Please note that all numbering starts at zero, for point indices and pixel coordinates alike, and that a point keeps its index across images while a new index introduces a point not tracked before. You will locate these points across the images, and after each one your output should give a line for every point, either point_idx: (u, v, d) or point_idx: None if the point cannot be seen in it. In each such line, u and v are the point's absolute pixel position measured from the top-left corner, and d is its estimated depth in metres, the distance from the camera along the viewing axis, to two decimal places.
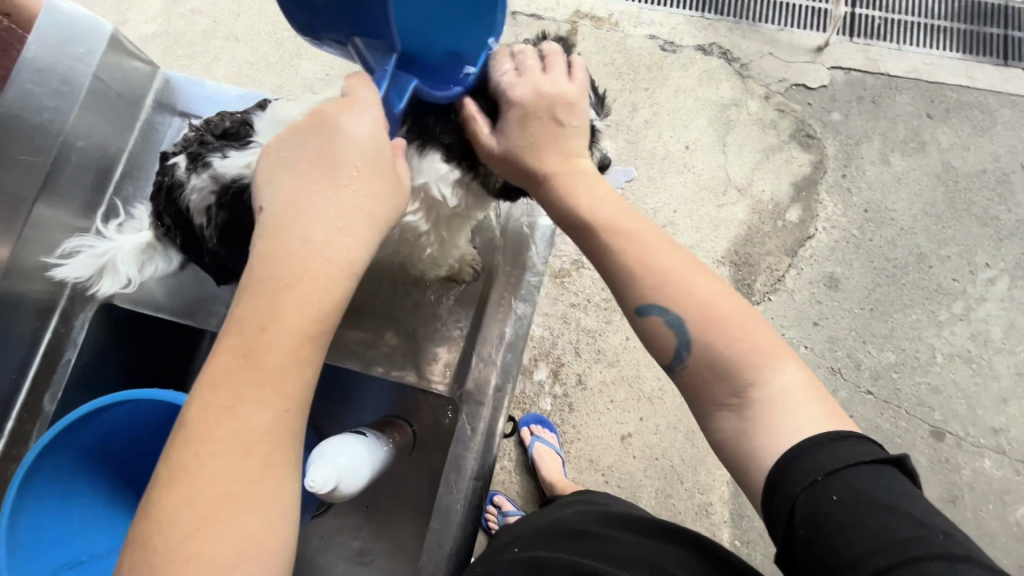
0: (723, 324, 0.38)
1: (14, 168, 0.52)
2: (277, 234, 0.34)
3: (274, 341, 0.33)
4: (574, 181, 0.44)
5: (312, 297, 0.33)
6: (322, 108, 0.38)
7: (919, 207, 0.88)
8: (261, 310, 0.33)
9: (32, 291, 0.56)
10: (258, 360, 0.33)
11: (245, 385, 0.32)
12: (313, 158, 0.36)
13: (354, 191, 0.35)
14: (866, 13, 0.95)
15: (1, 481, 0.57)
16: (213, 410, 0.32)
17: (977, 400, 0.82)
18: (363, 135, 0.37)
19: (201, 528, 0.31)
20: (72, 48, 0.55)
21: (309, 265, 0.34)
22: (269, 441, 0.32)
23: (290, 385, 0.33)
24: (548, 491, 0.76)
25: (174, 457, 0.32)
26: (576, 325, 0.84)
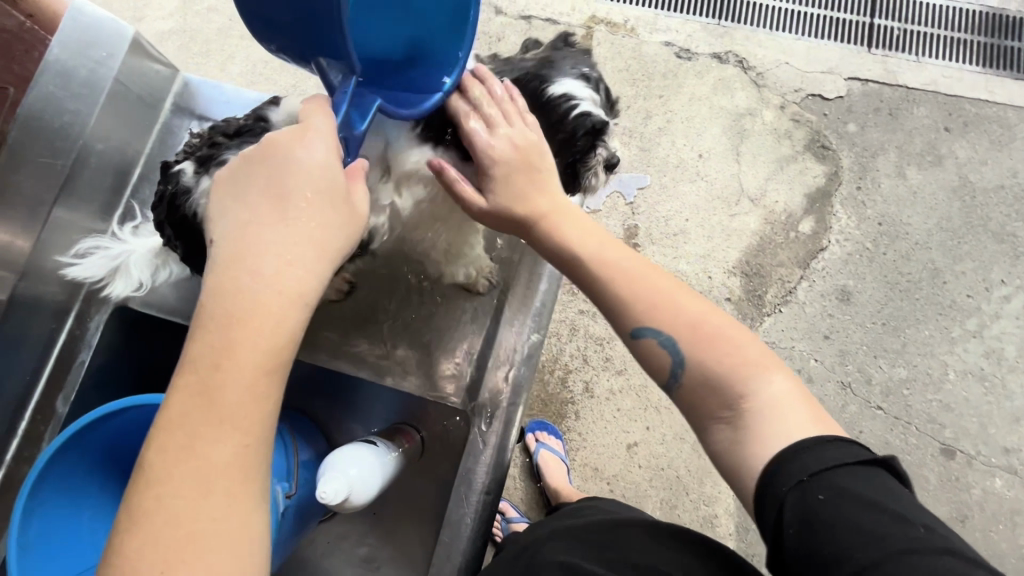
0: (716, 343, 0.38)
1: (33, 170, 0.53)
2: (227, 270, 0.33)
3: (228, 378, 0.32)
4: (562, 222, 0.44)
5: (265, 332, 0.33)
6: (272, 135, 0.36)
7: (934, 221, 0.87)
8: (213, 348, 0.32)
9: (49, 293, 0.57)
10: (213, 398, 0.32)
11: (201, 425, 0.32)
12: (264, 190, 0.35)
13: (307, 221, 0.34)
14: (884, 25, 0.94)
15: (13, 479, 0.57)
16: (171, 452, 0.31)
17: (989, 418, 0.81)
18: (315, 159, 0.35)
19: (166, 573, 0.30)
20: (94, 52, 0.55)
21: (260, 300, 0.33)
22: (231, 478, 0.32)
23: (248, 421, 0.32)
24: (553, 499, 0.76)
25: (137, 501, 0.31)
26: (584, 332, 0.84)
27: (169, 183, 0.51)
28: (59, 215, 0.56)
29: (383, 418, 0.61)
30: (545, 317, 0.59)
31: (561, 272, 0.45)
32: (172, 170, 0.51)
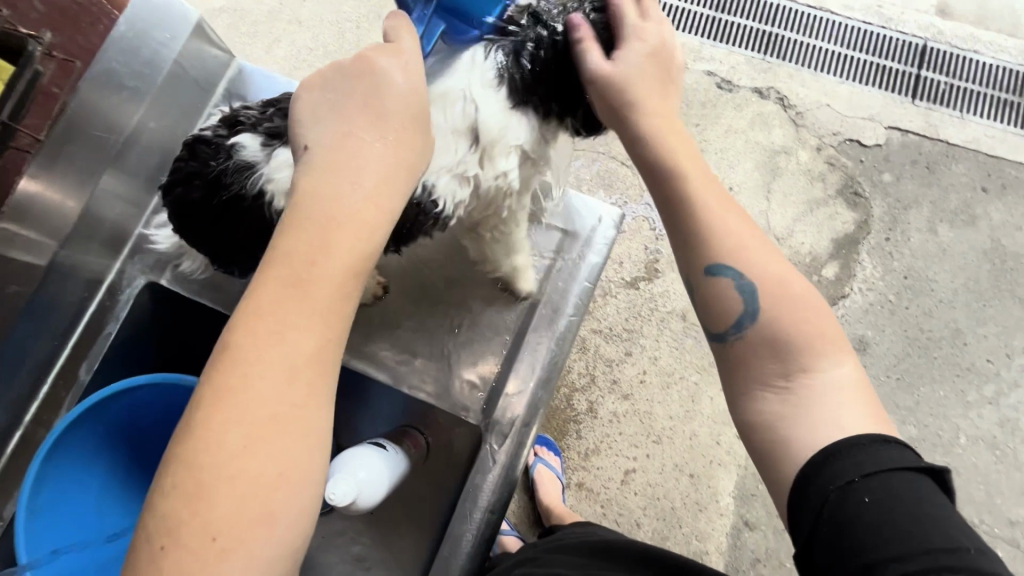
0: (795, 301, 0.38)
1: (88, 144, 0.54)
2: (326, 172, 0.34)
3: (324, 272, 0.33)
4: (670, 130, 0.44)
5: (360, 235, 0.34)
6: (365, 52, 0.38)
7: (961, 281, 0.86)
8: (310, 242, 0.33)
9: (86, 262, 0.58)
10: (308, 288, 0.32)
11: (293, 311, 0.32)
12: (362, 103, 0.36)
13: (406, 141, 0.36)
14: (931, 77, 0.93)
15: (27, 439, 0.58)
16: (256, 335, 0.31)
17: (996, 488, 0.79)
18: (408, 86, 0.37)
19: (247, 449, 0.30)
20: (159, 33, 0.56)
21: (359, 204, 0.34)
22: (315, 370, 0.32)
23: (336, 317, 0.33)
24: (545, 516, 0.76)
25: (215, 379, 0.31)
26: (595, 352, 0.83)
27: (219, 158, 0.48)
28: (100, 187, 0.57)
29: (393, 419, 0.61)
30: (567, 343, 0.61)
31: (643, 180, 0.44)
32: (227, 142, 0.48)
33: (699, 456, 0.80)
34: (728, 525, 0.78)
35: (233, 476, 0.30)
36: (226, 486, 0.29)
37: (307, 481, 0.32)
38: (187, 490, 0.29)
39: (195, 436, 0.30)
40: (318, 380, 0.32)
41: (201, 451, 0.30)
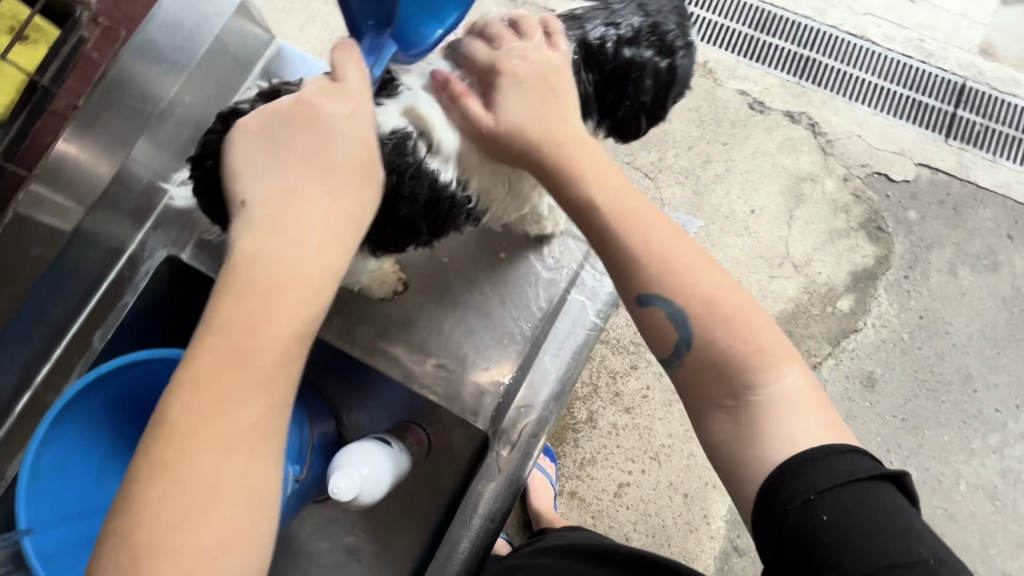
0: (732, 321, 0.37)
1: (125, 114, 0.54)
2: (266, 233, 0.35)
3: (261, 340, 0.33)
4: (574, 150, 0.41)
5: (302, 302, 0.34)
6: (303, 95, 0.38)
7: (977, 327, 0.85)
8: (245, 311, 0.33)
9: (107, 231, 0.58)
10: (245, 359, 0.33)
11: (230, 382, 0.32)
12: (305, 154, 0.36)
13: (353, 200, 0.36)
14: (967, 117, 0.92)
15: (36, 400, 0.59)
16: (193, 413, 0.32)
17: (992, 539, 0.78)
18: (365, 128, 0.38)
19: (185, 528, 0.31)
20: (203, 9, 0.57)
21: (299, 270, 0.34)
22: (257, 438, 0.33)
23: (277, 385, 0.33)
24: (536, 521, 0.75)
25: (153, 448, 0.31)
26: (600, 364, 0.83)
27: None
28: (134, 154, 0.58)
29: (395, 413, 0.61)
30: (582, 357, 0.61)
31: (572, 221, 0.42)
32: None
33: (695, 477, 0.79)
34: (717, 549, 0.78)
35: (172, 552, 0.30)
36: (167, 566, 0.30)
37: (253, 558, 0.32)
38: (118, 567, 0.30)
39: (137, 510, 0.31)
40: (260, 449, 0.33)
41: (140, 528, 0.30)
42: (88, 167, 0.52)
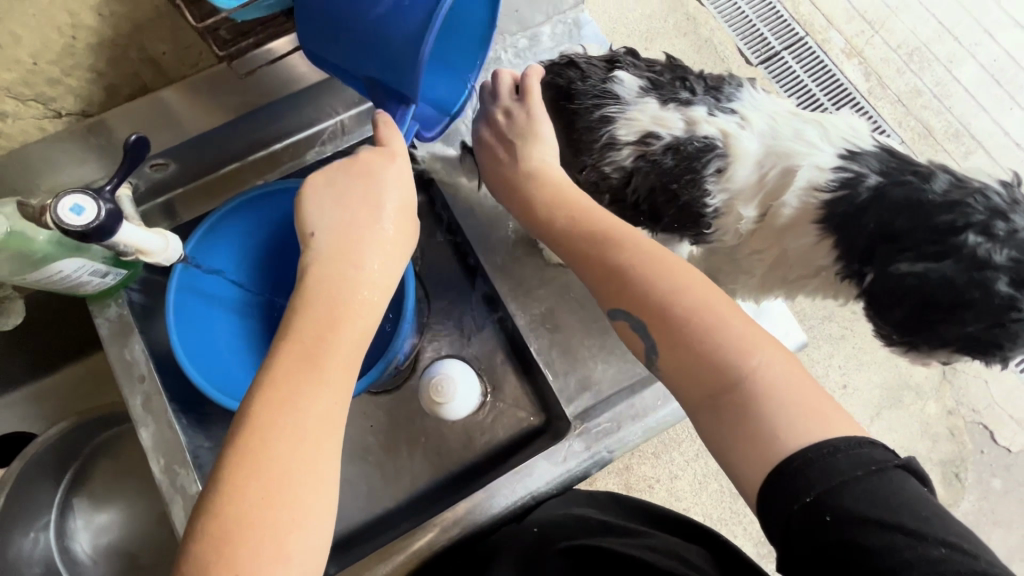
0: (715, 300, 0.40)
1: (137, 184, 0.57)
2: (339, 262, 0.56)
3: (329, 351, 0.54)
4: None
5: (357, 321, 0.56)
6: (368, 157, 0.60)
7: None
8: (320, 329, 0.54)
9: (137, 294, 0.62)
10: (317, 365, 0.53)
11: (302, 385, 0.52)
12: (362, 201, 0.59)
13: (385, 253, 0.58)
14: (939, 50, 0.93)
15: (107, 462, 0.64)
16: (282, 403, 0.51)
17: None
18: (395, 184, 0.60)
19: (283, 480, 0.49)
20: None
21: (352, 302, 0.56)
22: (325, 421, 0.52)
23: (336, 386, 0.54)
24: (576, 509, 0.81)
25: (276, 463, 0.50)
26: (615, 346, 0.87)
27: None
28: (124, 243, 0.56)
29: None
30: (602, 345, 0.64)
31: None
32: None
33: None
34: None
35: (265, 534, 0.48)
36: (237, 508, 0.48)
37: (315, 523, 0.50)
38: (214, 535, 0.47)
39: (259, 507, 0.48)
40: (324, 432, 0.52)
41: (262, 515, 0.48)
42: (110, 241, 0.54)
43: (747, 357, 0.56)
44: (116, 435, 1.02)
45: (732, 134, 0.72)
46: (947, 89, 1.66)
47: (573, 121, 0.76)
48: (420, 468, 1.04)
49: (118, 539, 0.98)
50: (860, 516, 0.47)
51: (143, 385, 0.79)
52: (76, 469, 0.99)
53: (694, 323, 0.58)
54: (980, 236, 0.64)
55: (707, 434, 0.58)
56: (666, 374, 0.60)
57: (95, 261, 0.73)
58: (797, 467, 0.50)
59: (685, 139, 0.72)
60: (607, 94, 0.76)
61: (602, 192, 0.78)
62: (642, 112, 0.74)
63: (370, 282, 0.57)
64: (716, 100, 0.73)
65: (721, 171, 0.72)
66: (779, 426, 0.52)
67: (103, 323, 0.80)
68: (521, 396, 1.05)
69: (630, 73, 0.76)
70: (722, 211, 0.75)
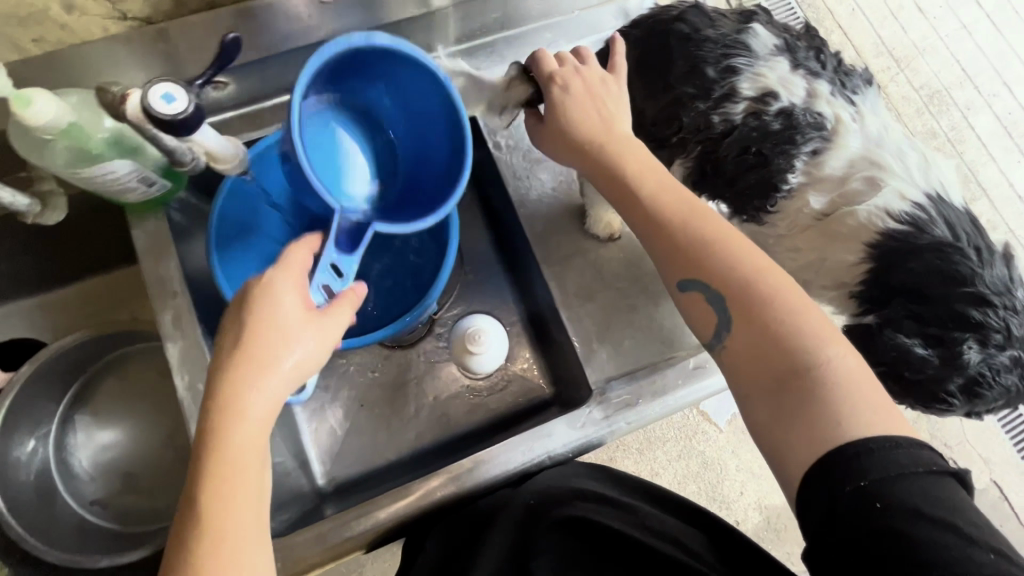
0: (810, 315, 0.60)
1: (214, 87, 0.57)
2: (236, 386, 0.54)
3: (235, 477, 0.52)
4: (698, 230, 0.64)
5: (260, 439, 0.54)
6: (264, 283, 0.57)
7: None
8: (223, 458, 0.52)
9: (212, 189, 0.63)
10: (226, 496, 0.51)
11: (215, 518, 0.51)
12: (261, 320, 0.56)
13: (284, 367, 0.56)
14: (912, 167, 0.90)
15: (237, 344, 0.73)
16: (202, 538, 0.50)
17: None
18: (292, 298, 0.57)
19: None
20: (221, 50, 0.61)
21: (253, 423, 0.54)
22: (247, 541, 0.51)
23: (251, 506, 0.52)
24: (581, 486, 0.81)
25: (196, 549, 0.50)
26: (642, 324, 0.89)
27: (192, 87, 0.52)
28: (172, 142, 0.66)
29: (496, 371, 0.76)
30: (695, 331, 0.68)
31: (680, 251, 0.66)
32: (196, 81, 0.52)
33: None
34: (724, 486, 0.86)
35: None
36: None
37: None
38: None
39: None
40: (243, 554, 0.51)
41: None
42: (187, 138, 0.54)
43: (822, 347, 0.59)
44: (125, 355, 1.01)
45: (843, 121, 0.71)
46: (962, 135, 1.71)
47: (695, 63, 0.71)
48: (425, 426, 1.05)
49: (118, 458, 0.98)
50: (917, 512, 0.50)
51: (175, 301, 0.78)
52: (82, 383, 0.98)
53: (777, 312, 0.61)
54: (976, 343, 0.66)
55: (760, 417, 0.60)
56: (728, 352, 0.63)
57: (148, 168, 0.71)
58: (870, 448, 0.52)
59: (801, 108, 0.70)
60: (739, 44, 0.72)
61: (687, 141, 0.74)
62: (771, 70, 0.71)
63: (272, 376, 0.55)
64: (841, 85, 0.73)
65: (816, 153, 0.70)
66: (841, 415, 0.55)
67: (139, 234, 0.79)
68: (535, 367, 1.07)
69: (769, 31, 0.73)
70: (793, 193, 0.72)
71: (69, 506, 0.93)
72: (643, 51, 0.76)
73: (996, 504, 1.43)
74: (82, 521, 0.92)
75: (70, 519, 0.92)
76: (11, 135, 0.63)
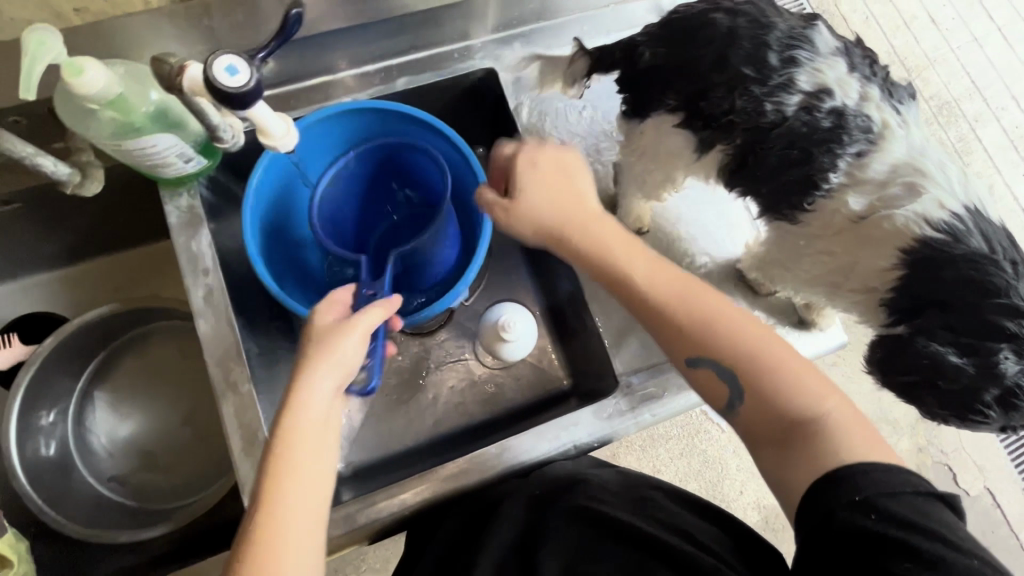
0: (784, 373, 0.60)
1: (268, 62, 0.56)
2: (296, 397, 0.55)
3: (292, 486, 0.53)
4: (697, 316, 0.64)
5: (313, 449, 0.55)
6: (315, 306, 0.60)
7: None
8: (282, 465, 0.53)
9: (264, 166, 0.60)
10: (280, 503, 0.52)
11: (274, 523, 0.51)
12: (317, 338, 0.57)
13: (336, 378, 0.56)
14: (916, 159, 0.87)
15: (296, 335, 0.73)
16: (260, 545, 0.50)
17: None
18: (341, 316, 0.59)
19: None
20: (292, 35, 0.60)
21: (308, 431, 0.55)
22: (299, 554, 0.51)
23: (304, 516, 0.52)
24: (590, 478, 0.79)
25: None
26: None
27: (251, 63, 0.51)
28: (222, 120, 0.69)
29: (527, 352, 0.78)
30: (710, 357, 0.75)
31: (672, 343, 0.65)
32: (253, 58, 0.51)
33: None
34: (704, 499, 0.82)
35: None
36: None
37: None
38: None
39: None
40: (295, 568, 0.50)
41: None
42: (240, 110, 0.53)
43: (821, 401, 0.59)
44: (145, 333, 1.00)
45: (889, 127, 0.71)
46: (969, 146, 1.73)
47: (759, 48, 0.71)
48: (442, 415, 1.05)
49: (134, 436, 0.97)
50: (907, 521, 0.51)
51: (207, 278, 0.78)
52: (102, 359, 0.98)
53: (771, 376, 0.60)
54: (1013, 355, 0.66)
55: (769, 472, 0.60)
56: (739, 421, 0.63)
57: (188, 142, 0.71)
58: (864, 467, 0.54)
59: (853, 110, 0.70)
60: (803, 39, 0.72)
61: (735, 126, 0.73)
62: (828, 68, 0.71)
63: (330, 377, 0.56)
64: (890, 93, 0.73)
65: (861, 155, 0.70)
66: (840, 446, 0.56)
67: (173, 210, 0.79)
68: (553, 359, 1.08)
69: (830, 32, 0.74)
70: (834, 192, 0.72)
71: (85, 482, 0.92)
72: (707, 23, 0.73)
73: (989, 512, 1.42)
74: (99, 496, 0.91)
75: (86, 493, 0.91)
76: (59, 102, 0.63)
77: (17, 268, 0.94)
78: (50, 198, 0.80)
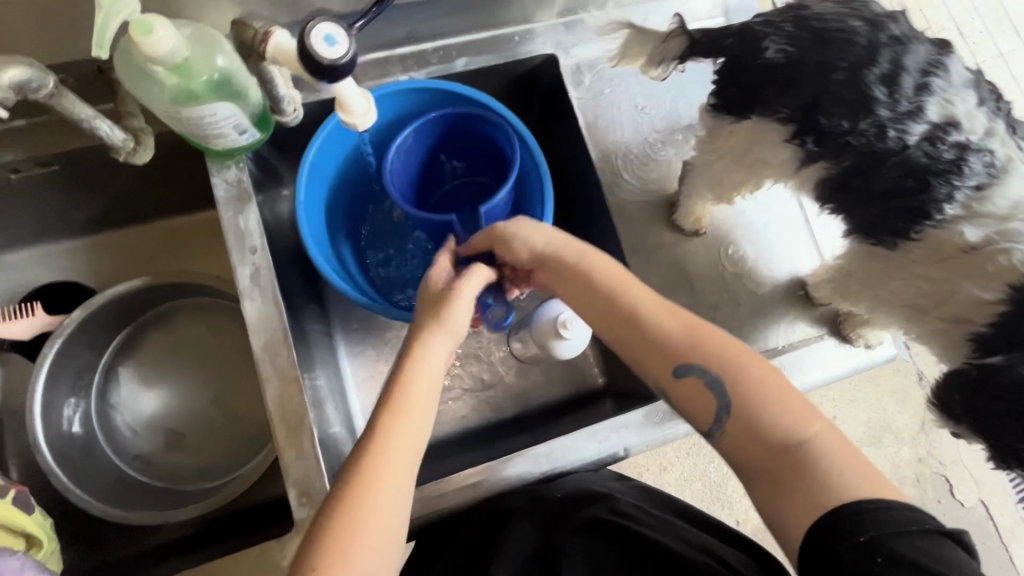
0: (772, 394, 0.57)
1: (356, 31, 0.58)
2: (415, 353, 0.60)
3: (401, 439, 0.55)
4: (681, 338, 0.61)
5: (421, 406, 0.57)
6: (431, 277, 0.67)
7: None
8: (392, 418, 0.56)
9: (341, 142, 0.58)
10: (386, 455, 0.54)
11: (382, 471, 0.53)
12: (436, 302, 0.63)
13: (444, 344, 0.61)
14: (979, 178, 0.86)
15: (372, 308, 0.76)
16: (365, 489, 0.51)
17: None
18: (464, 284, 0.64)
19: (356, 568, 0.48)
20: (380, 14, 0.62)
21: (418, 390, 0.58)
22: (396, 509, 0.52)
23: (405, 473, 0.54)
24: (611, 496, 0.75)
25: (347, 521, 0.50)
26: None
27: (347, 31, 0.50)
28: (285, 94, 0.70)
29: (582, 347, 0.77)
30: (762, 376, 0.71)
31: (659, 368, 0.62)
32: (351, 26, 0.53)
33: None
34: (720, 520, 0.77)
35: None
36: None
37: None
38: None
39: (336, 550, 0.48)
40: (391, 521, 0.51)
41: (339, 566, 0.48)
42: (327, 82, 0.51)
43: (809, 423, 0.55)
44: (171, 309, 0.97)
45: (1012, 163, 0.70)
46: None
47: (896, 70, 0.69)
48: (472, 408, 1.03)
49: (157, 415, 0.94)
50: (916, 566, 0.45)
51: (254, 257, 0.74)
52: (127, 334, 0.94)
53: (756, 391, 0.57)
54: None
55: (763, 504, 0.55)
56: (727, 447, 0.59)
57: (246, 112, 0.66)
58: (865, 506, 0.49)
59: (978, 145, 0.69)
60: (939, 66, 0.70)
61: (849, 147, 0.71)
62: (958, 100, 0.69)
63: (443, 344, 0.61)
64: (1013, 132, 0.72)
65: (981, 188, 0.69)
66: (835, 477, 0.51)
67: (220, 183, 0.76)
68: (587, 357, 1.06)
69: (963, 63, 0.72)
70: (946, 224, 0.71)
71: (109, 459, 0.89)
72: (847, 38, 0.71)
73: (982, 524, 1.42)
74: (123, 474, 0.89)
75: (109, 471, 0.88)
76: (119, 62, 0.60)
77: (41, 233, 0.90)
78: (86, 162, 0.76)
